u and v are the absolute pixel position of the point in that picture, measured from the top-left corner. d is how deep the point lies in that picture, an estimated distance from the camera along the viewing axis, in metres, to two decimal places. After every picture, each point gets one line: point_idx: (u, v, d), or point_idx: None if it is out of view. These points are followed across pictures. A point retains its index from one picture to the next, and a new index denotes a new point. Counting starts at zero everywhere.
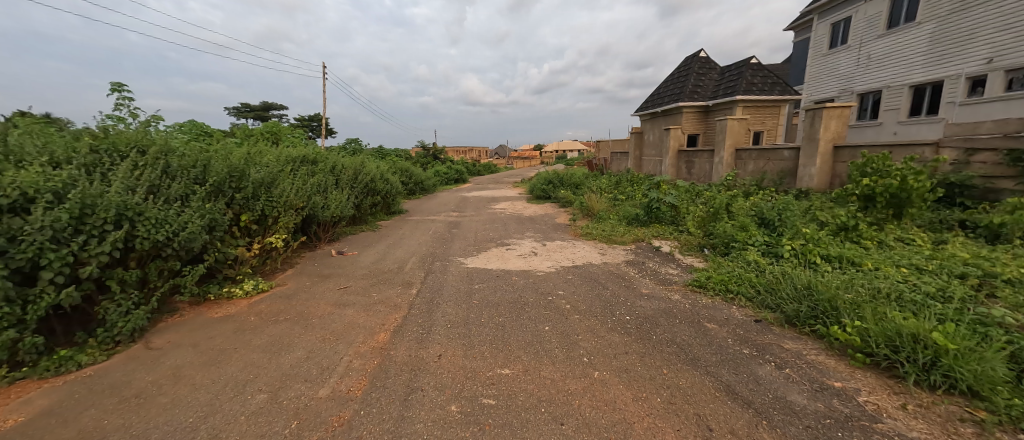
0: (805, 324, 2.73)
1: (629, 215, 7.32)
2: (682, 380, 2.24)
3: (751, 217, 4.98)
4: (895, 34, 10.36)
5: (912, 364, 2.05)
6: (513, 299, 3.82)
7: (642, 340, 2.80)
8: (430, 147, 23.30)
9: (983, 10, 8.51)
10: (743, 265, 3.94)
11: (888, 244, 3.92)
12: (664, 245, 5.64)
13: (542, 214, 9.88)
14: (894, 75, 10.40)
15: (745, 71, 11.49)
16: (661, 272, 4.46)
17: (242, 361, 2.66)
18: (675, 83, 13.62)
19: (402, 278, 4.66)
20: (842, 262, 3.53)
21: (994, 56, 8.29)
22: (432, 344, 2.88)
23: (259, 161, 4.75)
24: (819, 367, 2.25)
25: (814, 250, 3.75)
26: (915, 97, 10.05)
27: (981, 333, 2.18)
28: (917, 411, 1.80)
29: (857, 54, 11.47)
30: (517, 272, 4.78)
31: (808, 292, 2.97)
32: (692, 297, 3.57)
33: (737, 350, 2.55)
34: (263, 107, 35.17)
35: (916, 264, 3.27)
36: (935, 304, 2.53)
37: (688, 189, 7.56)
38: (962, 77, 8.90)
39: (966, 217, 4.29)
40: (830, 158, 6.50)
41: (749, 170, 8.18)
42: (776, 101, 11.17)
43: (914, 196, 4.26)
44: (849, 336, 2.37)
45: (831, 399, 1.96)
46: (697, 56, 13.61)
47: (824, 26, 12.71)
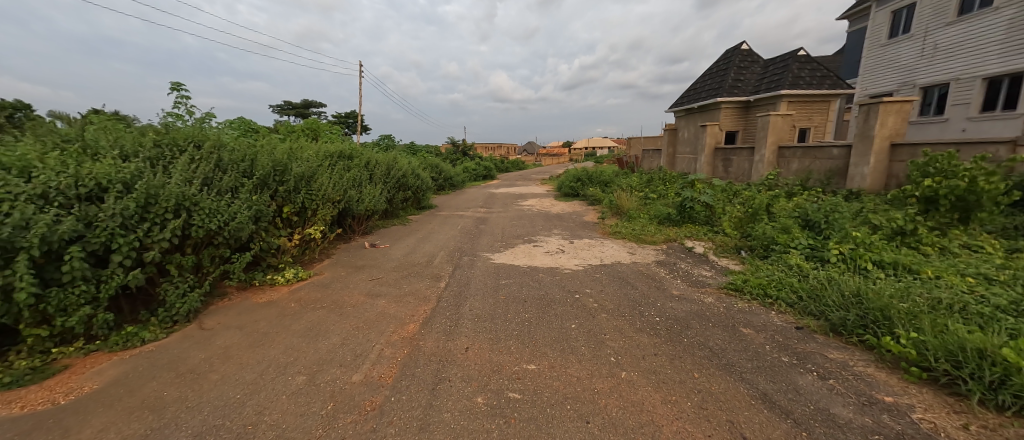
0: (852, 334, 2.56)
1: (661, 214, 7.10)
2: (714, 385, 2.17)
3: (794, 219, 4.71)
4: (966, 21, 9.41)
5: (976, 381, 1.87)
6: (540, 295, 3.83)
7: (672, 342, 2.73)
8: (459, 143, 23.77)
9: None
10: (783, 269, 3.74)
11: (951, 251, 3.60)
12: (697, 246, 5.45)
13: (570, 211, 9.81)
14: (964, 66, 9.45)
15: (792, 65, 10.80)
16: (694, 273, 4.32)
17: (284, 344, 2.83)
18: (713, 78, 13.07)
19: (431, 272, 4.77)
20: (897, 269, 3.27)
21: None
22: (460, 337, 2.94)
23: (300, 156, 5.02)
24: (867, 381, 2.11)
25: (864, 254, 3.50)
26: (989, 90, 9.10)
27: None
28: (981, 432, 1.65)
29: (922, 44, 10.52)
30: (545, 269, 4.77)
31: (856, 299, 2.78)
32: (727, 300, 3.44)
33: (775, 357, 2.44)
34: (304, 105, 37.10)
35: (985, 273, 2.97)
36: (1006, 317, 2.29)
37: (725, 188, 7.26)
38: None
39: None
40: (885, 158, 6.02)
41: (794, 169, 7.72)
42: (826, 96, 10.47)
43: (983, 199, 3.86)
44: (902, 348, 2.20)
45: (880, 414, 1.83)
46: (737, 49, 12.98)
47: (883, 14, 11.75)
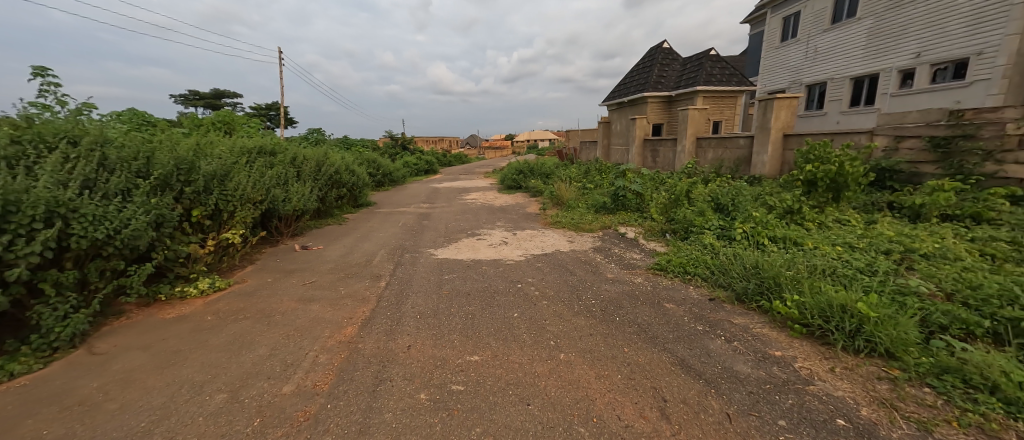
0: (752, 301, 2.95)
1: (598, 203, 7.48)
2: (641, 357, 2.38)
3: (709, 203, 5.26)
4: (838, 29, 11.03)
5: (840, 331, 2.26)
6: (483, 288, 3.87)
7: (606, 322, 2.93)
8: (398, 136, 22.86)
9: (912, 8, 9.18)
10: (699, 248, 4.17)
11: (827, 225, 4.26)
12: (629, 232, 5.85)
13: (513, 203, 9.95)
14: (838, 67, 11.12)
15: (705, 63, 11.90)
16: (626, 257, 4.65)
17: (199, 361, 2.55)
18: (640, 74, 13.94)
19: (370, 271, 4.58)
20: (787, 242, 3.81)
21: (921, 51, 9.00)
22: (402, 335, 2.88)
23: (210, 152, 4.48)
24: (762, 339, 2.44)
25: (762, 232, 4.02)
26: (855, 89, 10.81)
27: (899, 302, 2.42)
28: (843, 372, 2.00)
29: (806, 47, 12.16)
30: (488, 262, 4.82)
31: (755, 270, 3.20)
32: (654, 279, 3.76)
33: (692, 327, 2.73)
34: (214, 95, 33.17)
35: (849, 242, 3.57)
36: (862, 277, 2.79)
37: (652, 177, 7.88)
38: (894, 70, 9.63)
39: (893, 199, 4.65)
40: (780, 147, 6.92)
41: (709, 158, 8.56)
42: (734, 92, 11.70)
43: (849, 181, 4.62)
44: (788, 309, 2.57)
45: (771, 367, 2.14)
46: (660, 47, 13.97)
47: (776, 20, 13.35)
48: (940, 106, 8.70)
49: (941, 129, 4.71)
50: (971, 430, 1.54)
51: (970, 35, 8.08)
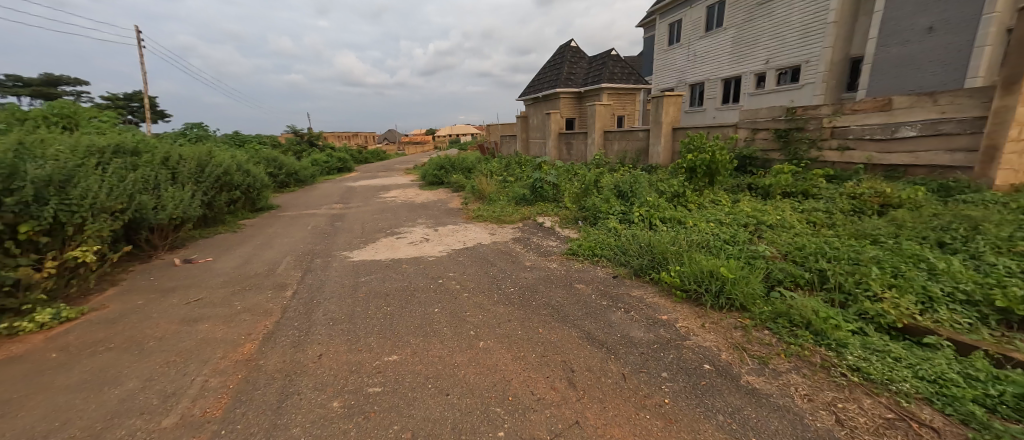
0: (646, 275, 3.35)
1: (518, 195, 7.71)
2: (553, 335, 2.57)
3: (613, 191, 5.78)
4: (711, 36, 12.82)
5: (709, 293, 2.71)
6: (402, 287, 3.77)
7: (523, 308, 3.08)
8: (303, 132, 20.73)
9: (761, 22, 11.06)
10: (605, 232, 4.59)
11: (705, 205, 4.99)
12: (546, 221, 6.16)
13: (435, 199, 9.75)
14: (712, 70, 12.94)
15: (608, 62, 12.92)
16: (543, 245, 4.90)
17: (41, 408, 2.09)
18: (552, 70, 14.60)
19: (273, 281, 4.15)
20: (674, 221, 4.39)
21: (769, 58, 10.90)
22: (312, 345, 2.69)
23: (42, 153, 3.61)
24: (653, 307, 2.80)
25: (655, 214, 4.57)
26: (725, 88, 12.69)
27: (750, 264, 2.97)
28: (711, 326, 2.41)
29: (687, 51, 13.91)
30: (408, 260, 4.69)
31: (648, 248, 3.63)
32: (567, 263, 4.04)
33: (598, 303, 3.01)
34: (46, 82, 26.42)
35: (719, 218, 4.25)
36: (726, 247, 3.36)
37: (566, 169, 8.36)
38: (751, 73, 11.51)
39: (751, 181, 5.62)
40: (670, 138, 7.85)
41: (615, 149, 9.36)
42: (633, 89, 12.92)
43: (720, 167, 5.46)
44: (672, 278, 2.99)
45: (659, 328, 2.48)
46: (568, 45, 14.78)
47: (663, 26, 15.01)
48: (781, 104, 10.71)
49: (782, 123, 5.80)
50: (792, 358, 2.00)
51: (800, 46, 9.98)
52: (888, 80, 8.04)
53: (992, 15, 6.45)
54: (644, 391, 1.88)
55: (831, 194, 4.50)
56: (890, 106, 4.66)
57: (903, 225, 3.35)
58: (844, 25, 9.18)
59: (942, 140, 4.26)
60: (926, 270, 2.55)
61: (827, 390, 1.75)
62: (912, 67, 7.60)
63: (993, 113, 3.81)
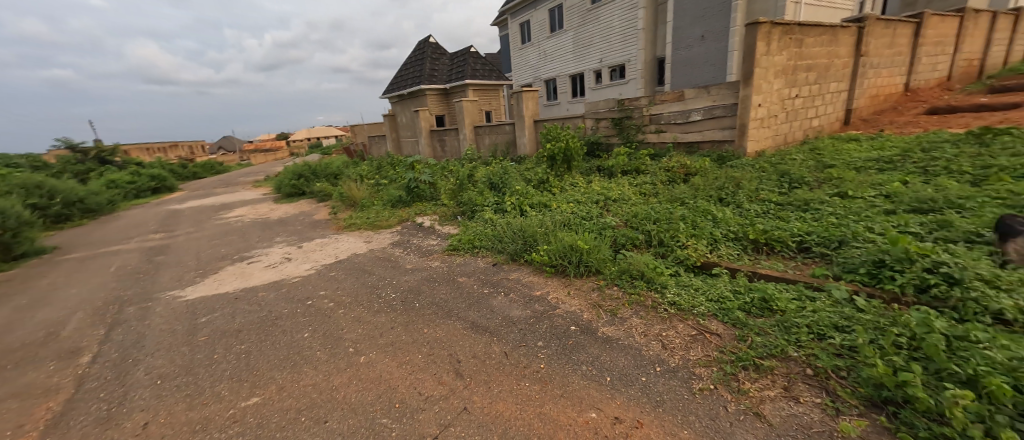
0: (520, 258, 3.63)
1: (393, 198, 7.34)
2: (438, 331, 2.57)
3: (487, 183, 6.01)
4: (555, 37, 14.26)
5: (571, 264, 3.10)
6: (261, 317, 3.24)
7: (406, 311, 2.99)
8: (87, 146, 15.63)
9: (592, 26, 12.76)
10: (482, 223, 4.76)
11: (565, 188, 5.61)
12: (425, 220, 6.04)
13: (295, 213, 8.56)
14: (560, 67, 14.44)
15: (468, 59, 13.21)
16: (423, 245, 4.80)
17: None
18: (413, 66, 14.18)
19: (58, 348, 3.08)
20: (540, 206, 4.83)
21: (602, 58, 12.71)
22: (132, 416, 2.11)
23: None
24: (529, 285, 3.07)
25: (524, 201, 4.95)
26: (573, 83, 14.34)
27: (601, 233, 3.50)
28: (574, 292, 2.78)
29: (538, 50, 15.21)
30: (266, 286, 4.04)
31: (520, 232, 3.93)
32: (448, 259, 4.06)
33: (479, 292, 3.13)
34: None
35: (577, 198, 4.85)
36: (583, 222, 3.87)
37: (440, 166, 8.31)
38: (590, 70, 13.25)
39: (599, 163, 6.53)
40: (533, 130, 8.52)
41: (486, 144, 9.69)
42: (495, 85, 13.53)
43: (574, 153, 6.18)
44: (542, 256, 3.31)
45: (534, 303, 2.73)
46: (427, 41, 14.55)
47: (515, 26, 16.04)
48: (613, 97, 12.69)
49: (617, 113, 6.88)
50: (633, 305, 2.47)
51: (623, 48, 11.91)
52: (683, 77, 10.29)
53: (736, 28, 8.78)
54: (524, 362, 2.05)
55: (654, 169, 5.56)
56: (683, 97, 5.95)
57: (699, 188, 4.38)
58: (650, 31, 11.28)
59: (716, 121, 5.66)
60: (712, 219, 3.41)
61: (656, 324, 2.24)
62: (696, 66, 9.86)
63: (741, 101, 5.27)
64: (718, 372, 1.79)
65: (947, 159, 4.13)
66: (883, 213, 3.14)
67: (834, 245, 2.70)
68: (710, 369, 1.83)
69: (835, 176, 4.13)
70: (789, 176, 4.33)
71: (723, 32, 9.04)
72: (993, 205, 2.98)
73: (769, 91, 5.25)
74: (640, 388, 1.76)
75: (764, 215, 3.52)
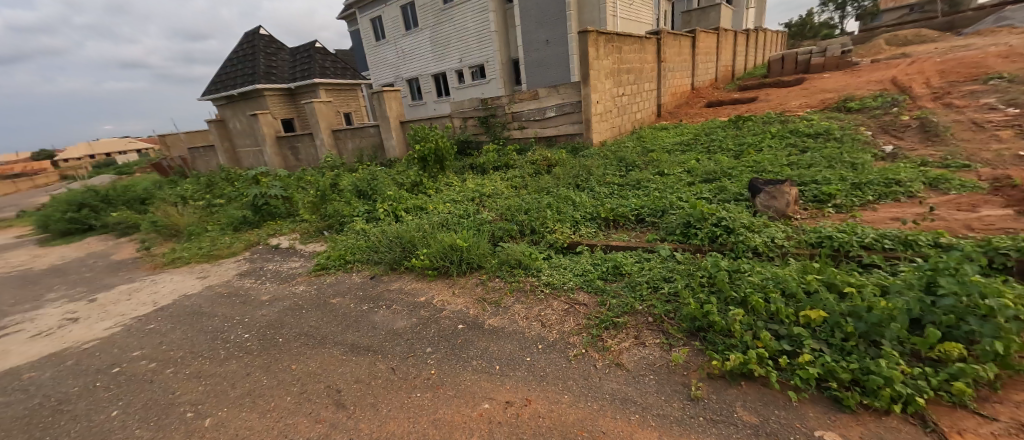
0: (400, 266, 3.46)
1: (234, 220, 6.10)
2: (311, 364, 2.27)
3: (353, 191, 5.52)
4: (411, 35, 13.88)
5: (454, 264, 3.09)
6: (34, 407, 2.32)
7: (267, 351, 2.54)
8: None
9: (448, 26, 12.83)
10: (353, 235, 4.35)
11: (440, 188, 5.56)
12: (282, 241, 5.21)
13: (81, 256, 6.36)
14: (420, 66, 14.15)
15: (314, 55, 11.80)
16: (283, 270, 4.14)
17: None
18: (242, 62, 11.93)
19: None
20: (416, 209, 4.68)
21: (461, 57, 12.92)
22: None
23: None
24: (412, 292, 2.95)
25: (398, 207, 4.72)
26: (436, 83, 14.23)
27: (479, 229, 3.58)
28: (459, 291, 2.79)
29: (395, 48, 14.59)
30: (39, 363, 2.90)
31: (397, 239, 3.73)
32: (316, 281, 3.60)
33: (357, 310, 2.87)
34: None
35: (452, 197, 4.86)
36: (462, 221, 3.90)
37: (294, 177, 7.25)
38: (452, 70, 13.35)
39: (471, 162, 6.65)
40: (400, 132, 8.16)
41: (349, 148, 8.86)
42: (350, 85, 12.47)
43: (444, 153, 6.15)
44: (423, 260, 3.20)
45: (419, 311, 2.64)
46: (257, 33, 12.43)
47: (365, 21, 14.98)
48: (476, 96, 13.09)
49: (482, 111, 7.10)
50: (514, 293, 2.62)
51: (480, 49, 12.33)
52: (536, 77, 11.25)
53: (573, 35, 10.03)
54: (413, 373, 1.98)
55: (521, 163, 5.95)
56: (537, 96, 6.52)
57: (560, 177, 4.87)
58: (502, 34, 11.98)
59: (567, 117, 6.38)
60: (572, 204, 3.85)
61: (534, 306, 2.43)
62: (545, 68, 10.90)
63: (584, 99, 6.06)
64: (587, 336, 2.06)
65: (720, 140, 5.56)
66: (687, 185, 4.05)
67: (659, 214, 3.37)
68: (581, 336, 2.08)
69: (656, 159, 5.11)
70: (625, 161, 5.18)
71: (563, 38, 10.23)
72: (747, 171, 4.15)
73: (603, 90, 6.19)
74: (525, 369, 1.89)
75: (611, 196, 4.14)
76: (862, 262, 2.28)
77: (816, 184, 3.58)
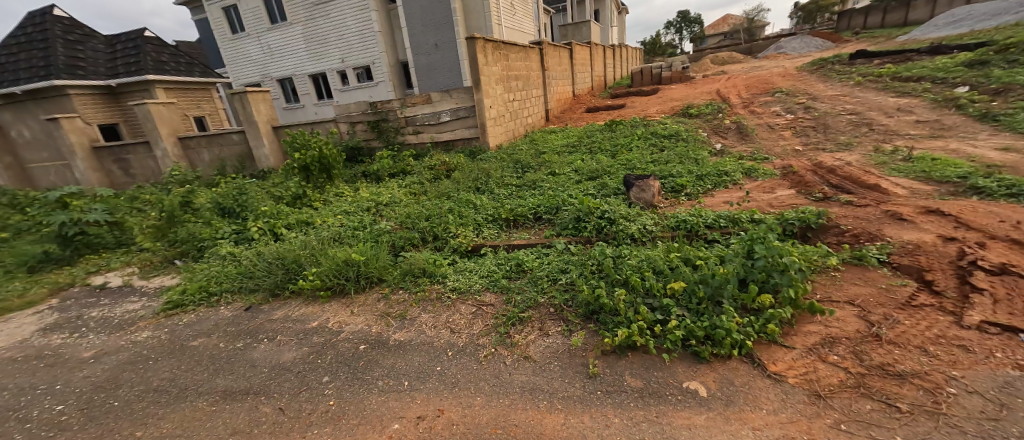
0: (284, 291, 3.04)
1: (30, 258, 4.57)
2: (167, 425, 1.84)
3: (213, 209, 4.63)
4: (279, 29, 12.31)
5: (350, 281, 2.84)
6: None
7: (96, 421, 1.97)
8: None
9: (324, 22, 11.72)
10: (219, 262, 3.66)
11: (329, 200, 5.06)
12: (112, 278, 4.10)
13: None
14: (293, 65, 12.65)
15: (145, 50, 9.64)
16: (116, 315, 3.26)
17: None
18: (26, 50, 9.01)
19: None
20: (300, 225, 4.17)
21: (342, 57, 11.95)
22: None
23: None
24: (302, 318, 2.62)
25: (277, 223, 4.15)
26: (314, 84, 12.90)
27: (377, 241, 3.37)
28: (358, 310, 2.58)
29: (259, 43, 12.75)
30: None
31: (278, 260, 3.26)
32: (169, 323, 2.92)
33: (229, 350, 2.43)
34: None
35: (344, 209, 4.46)
36: (357, 233, 3.61)
37: (126, 197, 5.77)
38: (332, 71, 12.25)
39: (363, 170, 6.18)
40: (273, 139, 7.19)
41: (206, 159, 7.43)
42: (202, 84, 10.50)
43: (331, 161, 5.60)
44: (312, 281, 2.86)
45: (311, 338, 2.36)
46: (50, 14, 9.55)
47: (213, 9, 12.65)
48: (363, 99, 12.26)
49: (371, 116, 6.69)
50: (420, 303, 2.54)
51: (363, 49, 11.58)
52: (427, 81, 11.05)
53: (461, 40, 10.14)
54: (308, 409, 1.76)
55: (418, 169, 5.78)
56: (430, 100, 6.40)
57: (459, 181, 4.88)
58: (387, 35, 11.47)
59: (462, 121, 6.42)
60: (473, 207, 3.90)
61: (442, 314, 2.39)
62: (436, 72, 10.79)
63: (477, 103, 6.18)
64: (496, 335, 2.11)
65: (599, 142, 6.26)
66: (575, 183, 4.45)
67: (553, 211, 3.63)
68: (489, 336, 2.13)
69: (547, 160, 5.49)
70: (520, 163, 5.45)
71: (452, 43, 10.26)
72: (621, 168, 4.75)
73: (494, 95, 6.41)
74: (436, 379, 1.85)
75: (509, 197, 4.31)
76: (707, 239, 2.82)
77: (673, 177, 4.29)
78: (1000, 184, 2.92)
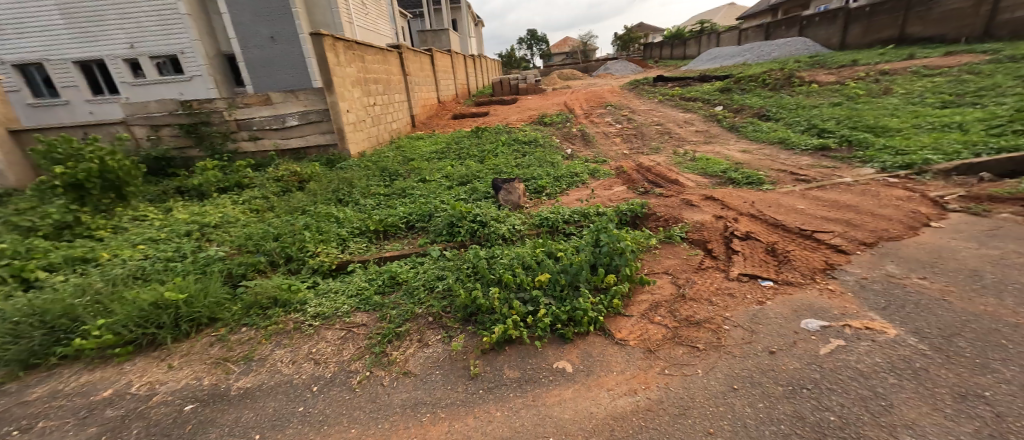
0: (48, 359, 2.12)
1: None
2: None
3: None
4: None
5: (165, 328, 2.21)
6: None
7: None
8: None
9: None
10: None
11: (124, 227, 3.85)
12: None
13: None
14: (48, 47, 9.31)
15: None
16: None
17: None
18: None
19: None
20: (73, 263, 3.02)
21: (132, 42, 9.30)
22: None
23: None
24: (86, 389, 1.92)
25: (27, 264, 2.90)
26: (88, 74, 9.73)
27: (206, 271, 2.73)
28: (181, 362, 2.04)
29: None
30: None
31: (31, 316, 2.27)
32: None
33: None
34: None
35: (151, 238, 3.43)
36: (174, 266, 2.82)
37: None
38: (117, 58, 9.44)
39: (179, 185, 4.88)
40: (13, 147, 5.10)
41: None
42: None
43: (124, 176, 4.27)
44: (99, 337, 2.09)
45: (104, 413, 1.75)
46: None
47: None
48: (170, 97, 9.77)
49: (186, 118, 5.38)
50: (272, 338, 2.17)
51: (165, 34, 9.23)
52: (263, 79, 9.47)
53: (305, 36, 9.05)
54: None
55: (260, 181, 4.89)
56: (269, 101, 5.51)
57: (315, 193, 4.33)
58: (202, 20, 9.40)
59: (313, 126, 5.73)
60: (335, 221, 3.52)
61: (302, 345, 2.09)
62: (275, 69, 9.35)
63: (330, 107, 5.61)
64: (370, 357, 1.95)
65: (466, 148, 6.41)
66: (446, 189, 4.46)
67: (426, 218, 3.57)
68: (363, 358, 1.96)
69: (416, 167, 5.36)
70: (386, 171, 5.17)
71: (293, 37, 9.05)
72: (489, 173, 4.97)
73: (351, 98, 5.93)
74: (299, 421, 1.61)
75: (377, 207, 4.04)
76: (566, 232, 3.19)
77: (535, 180, 4.72)
78: (745, 176, 4.14)
